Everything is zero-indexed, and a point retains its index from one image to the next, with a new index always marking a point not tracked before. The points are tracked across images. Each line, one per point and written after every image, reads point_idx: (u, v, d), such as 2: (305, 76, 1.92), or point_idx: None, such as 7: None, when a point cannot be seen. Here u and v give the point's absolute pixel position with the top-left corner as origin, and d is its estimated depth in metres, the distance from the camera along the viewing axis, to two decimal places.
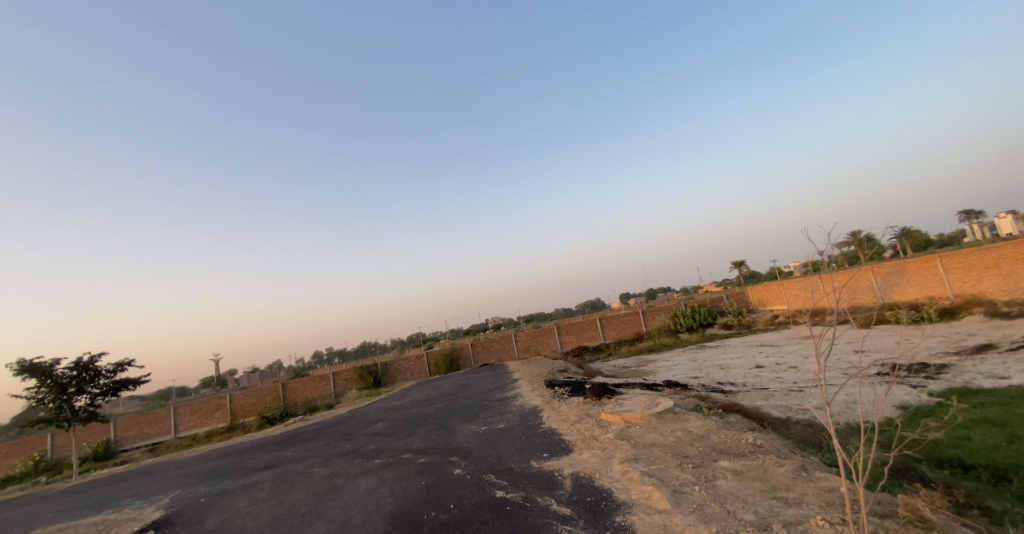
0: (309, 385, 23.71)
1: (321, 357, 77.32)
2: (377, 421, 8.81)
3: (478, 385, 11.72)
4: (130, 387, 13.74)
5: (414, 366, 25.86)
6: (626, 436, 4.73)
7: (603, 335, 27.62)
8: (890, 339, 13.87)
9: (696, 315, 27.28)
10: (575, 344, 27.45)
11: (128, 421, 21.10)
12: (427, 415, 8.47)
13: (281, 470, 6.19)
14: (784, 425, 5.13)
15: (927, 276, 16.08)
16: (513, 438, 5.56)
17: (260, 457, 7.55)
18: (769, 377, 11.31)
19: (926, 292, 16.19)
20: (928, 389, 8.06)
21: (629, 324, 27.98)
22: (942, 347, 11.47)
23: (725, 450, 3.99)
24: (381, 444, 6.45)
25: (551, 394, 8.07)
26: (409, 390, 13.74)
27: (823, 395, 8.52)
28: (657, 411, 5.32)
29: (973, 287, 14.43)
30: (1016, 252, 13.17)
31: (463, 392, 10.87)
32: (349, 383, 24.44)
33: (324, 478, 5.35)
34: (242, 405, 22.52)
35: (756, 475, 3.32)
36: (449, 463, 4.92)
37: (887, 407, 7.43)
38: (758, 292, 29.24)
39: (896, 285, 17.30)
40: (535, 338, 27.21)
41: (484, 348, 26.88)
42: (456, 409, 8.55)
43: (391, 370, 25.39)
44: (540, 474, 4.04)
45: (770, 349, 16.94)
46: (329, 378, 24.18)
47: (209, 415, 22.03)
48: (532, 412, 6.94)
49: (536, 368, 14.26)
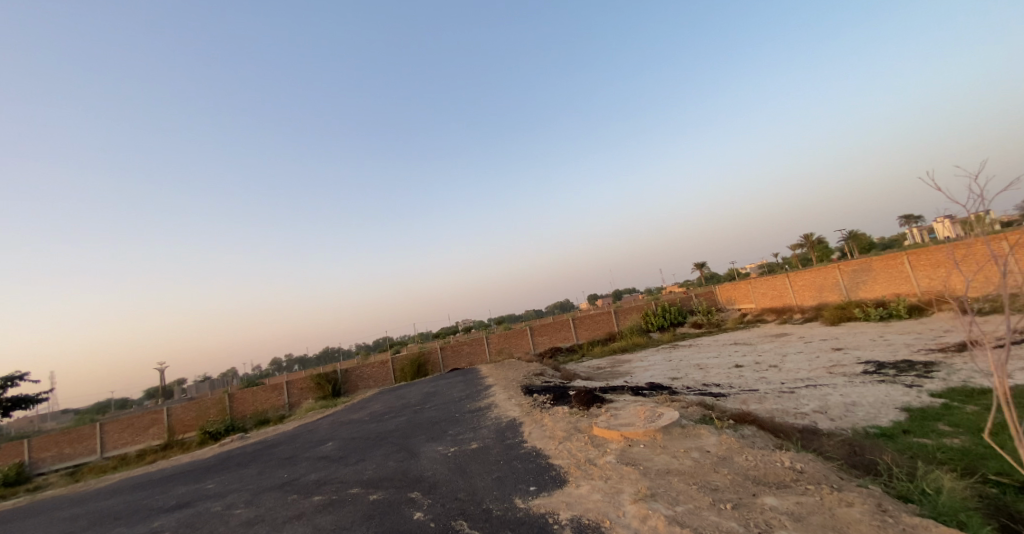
0: (259, 396, 21.69)
1: (279, 364, 73.20)
2: (327, 440, 7.53)
3: (446, 394, 10.56)
4: (33, 403, 11.68)
5: (377, 373, 24.27)
6: (631, 460, 3.80)
7: (576, 336, 26.99)
8: (863, 337, 13.85)
9: (667, 315, 27.16)
10: (548, 345, 26.67)
11: (45, 441, 18.47)
12: (387, 432, 7.31)
13: (191, 512, 4.87)
14: (808, 440, 4.41)
15: (895, 272, 17.05)
16: (488, 465, 4.51)
17: (176, 491, 6.13)
18: (752, 377, 10.83)
19: (892, 288, 17.14)
20: (924, 390, 7.70)
21: (602, 325, 27.49)
22: (918, 344, 11.39)
23: (763, 479, 3.14)
24: (324, 475, 5.23)
25: (529, 403, 7.10)
26: (369, 401, 12.38)
27: (815, 396, 8.02)
28: (663, 423, 4.45)
29: (941, 283, 15.23)
30: (984, 249, 13.82)
31: (430, 402, 9.70)
32: (305, 392, 22.57)
33: (243, 524, 4.12)
34: (181, 419, 20.24)
35: (825, 523, 2.46)
36: (406, 503, 3.81)
37: (888, 409, 6.95)
38: (725, 291, 29.55)
39: (863, 282, 18.45)
40: (506, 339, 26.19)
41: (454, 351, 25.62)
42: (419, 424, 7.41)
43: (353, 377, 23.67)
44: (528, 520, 3.03)
45: (745, 348, 16.71)
46: (283, 387, 22.26)
47: (143, 431, 19.60)
48: (509, 427, 5.93)
49: (510, 372, 13.25)
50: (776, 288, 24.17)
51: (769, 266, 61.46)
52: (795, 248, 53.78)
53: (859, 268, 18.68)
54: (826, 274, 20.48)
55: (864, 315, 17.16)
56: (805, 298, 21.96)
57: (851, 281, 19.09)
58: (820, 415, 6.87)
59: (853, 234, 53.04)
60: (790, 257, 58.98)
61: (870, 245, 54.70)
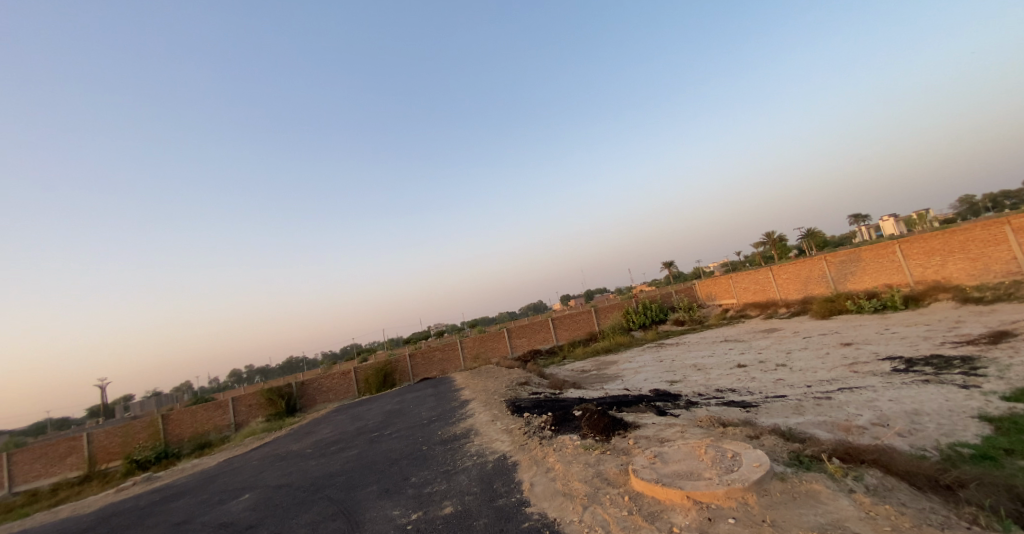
0: (200, 415, 18.93)
1: (239, 376, 68.24)
2: (245, 493, 5.49)
3: (412, 414, 8.62)
4: None
5: (339, 384, 21.87)
6: None
7: (555, 337, 25.51)
8: (866, 331, 12.92)
9: (648, 312, 26.15)
10: (527, 348, 25.05)
11: None
12: (328, 476, 5.39)
13: None
14: (968, 492, 2.85)
15: (884, 263, 16.45)
16: None
17: None
18: (767, 380, 9.47)
19: (883, 279, 16.52)
20: (986, 390, 6.46)
21: (581, 325, 26.12)
22: (937, 337, 10.43)
23: None
24: None
25: (522, 430, 5.38)
26: (319, 423, 10.29)
27: (861, 404, 6.62)
28: (751, 472, 2.81)
29: (936, 272, 14.60)
30: (985, 234, 13.13)
31: (392, 427, 7.74)
32: (254, 410, 19.98)
33: None
34: (104, 446, 17.13)
35: None
36: None
37: (963, 419, 5.57)
38: (706, 287, 28.83)
39: (851, 274, 17.82)
40: (482, 343, 24.39)
41: (425, 358, 23.55)
42: (373, 464, 5.50)
43: (310, 390, 21.19)
44: None
45: (740, 345, 15.58)
46: (228, 404, 19.58)
47: (58, 462, 16.45)
48: (500, 473, 4.12)
49: (489, 382, 11.47)
50: (758, 282, 23.50)
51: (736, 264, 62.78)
52: (759, 245, 54.92)
53: (847, 259, 18.05)
54: (812, 266, 19.82)
55: (858, 307, 16.42)
56: (790, 291, 21.29)
57: (839, 273, 18.45)
58: (884, 431, 5.43)
59: (811, 231, 54.82)
60: (754, 254, 60.29)
61: (827, 241, 56.63)
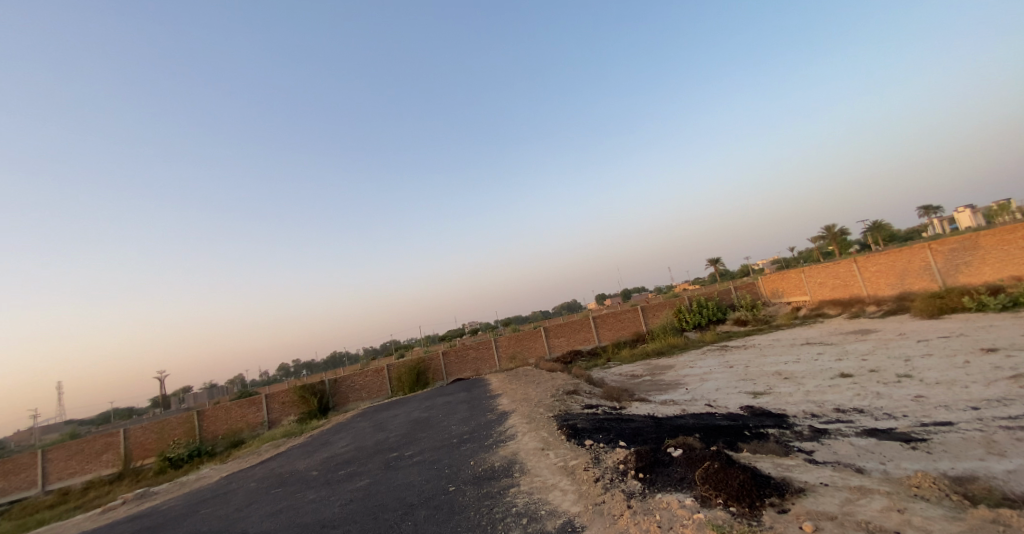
0: (233, 412, 18.55)
1: (286, 370, 70.92)
2: None
3: (440, 429, 7.07)
4: None
5: (371, 383, 20.98)
6: None
7: (597, 337, 23.49)
8: (1007, 333, 10.14)
9: (703, 310, 23.52)
10: (566, 348, 23.25)
11: None
12: (320, 526, 3.88)
13: None
14: None
15: (1012, 249, 13.32)
16: None
17: None
18: (900, 396, 7.16)
19: (1009, 270, 13.41)
20: None
21: (626, 324, 23.90)
22: None
23: None
24: None
25: (593, 474, 3.64)
26: (338, 432, 9.00)
27: None
28: None
29: None
30: None
31: (415, 446, 6.19)
32: (287, 408, 19.37)
33: None
34: (142, 442, 17.07)
35: None
36: None
37: None
38: (770, 283, 25.76)
39: (965, 264, 14.71)
40: (518, 342, 22.82)
41: (459, 358, 22.24)
42: (380, 511, 3.94)
43: (342, 389, 20.43)
44: None
45: (829, 349, 12.96)
46: (261, 401, 19.11)
47: (94, 458, 16.35)
48: None
49: (531, 389, 9.80)
50: (838, 276, 20.39)
51: (790, 259, 58.04)
52: (818, 238, 50.14)
53: (958, 246, 14.92)
54: (909, 256, 16.70)
55: (977, 304, 13.38)
56: (879, 287, 18.17)
57: (947, 264, 15.32)
58: None
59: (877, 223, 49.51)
60: (812, 247, 55.24)
61: (896, 233, 50.92)
